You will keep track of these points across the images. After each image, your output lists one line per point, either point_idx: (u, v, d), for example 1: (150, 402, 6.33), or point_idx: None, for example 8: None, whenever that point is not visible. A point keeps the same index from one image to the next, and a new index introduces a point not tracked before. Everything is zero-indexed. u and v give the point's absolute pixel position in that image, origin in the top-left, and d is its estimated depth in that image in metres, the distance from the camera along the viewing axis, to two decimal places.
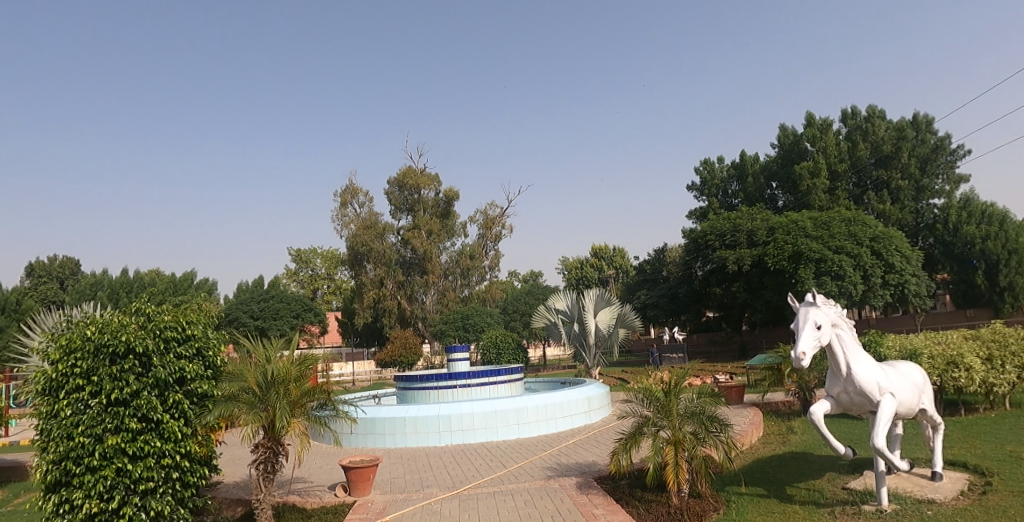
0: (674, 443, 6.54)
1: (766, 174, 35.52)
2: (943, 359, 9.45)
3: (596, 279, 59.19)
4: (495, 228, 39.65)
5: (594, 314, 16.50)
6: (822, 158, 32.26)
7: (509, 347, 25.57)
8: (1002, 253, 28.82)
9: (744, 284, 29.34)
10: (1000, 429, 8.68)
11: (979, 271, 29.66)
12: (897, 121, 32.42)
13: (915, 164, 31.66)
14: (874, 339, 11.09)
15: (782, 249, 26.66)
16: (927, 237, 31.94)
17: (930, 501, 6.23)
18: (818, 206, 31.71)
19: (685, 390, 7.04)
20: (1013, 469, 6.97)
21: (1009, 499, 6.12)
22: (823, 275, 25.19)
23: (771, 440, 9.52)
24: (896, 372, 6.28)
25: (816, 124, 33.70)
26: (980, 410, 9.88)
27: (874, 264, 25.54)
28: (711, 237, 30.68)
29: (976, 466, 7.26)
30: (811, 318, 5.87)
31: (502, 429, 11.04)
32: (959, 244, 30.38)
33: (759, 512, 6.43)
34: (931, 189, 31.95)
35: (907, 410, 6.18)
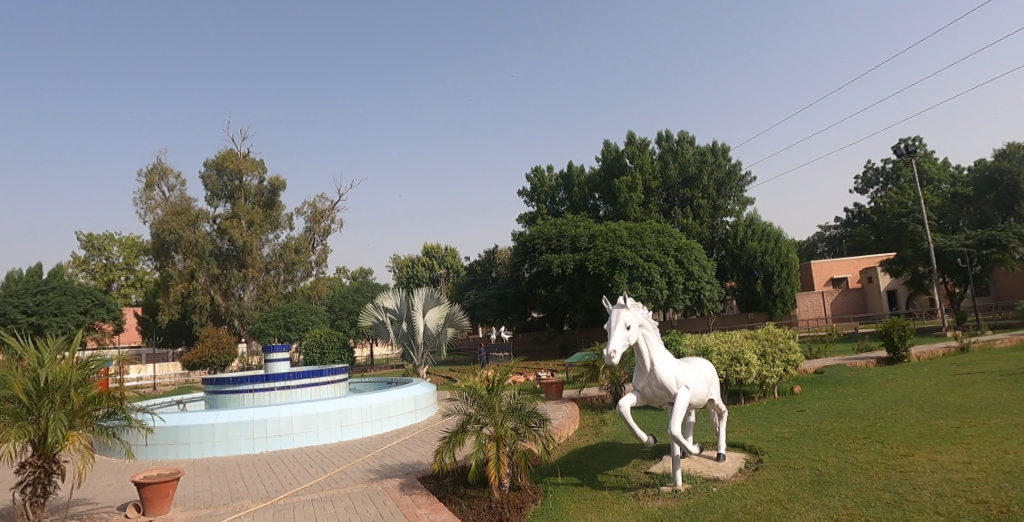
0: (496, 440, 6.72)
1: (590, 185, 38.30)
2: (728, 355, 10.89)
3: (426, 278, 59.34)
4: (324, 222, 37.96)
5: (422, 313, 16.42)
6: (639, 174, 35.55)
7: (334, 346, 24.53)
8: (776, 266, 33.97)
9: (567, 286, 30.90)
10: (769, 415, 10.16)
11: (759, 279, 34.62)
12: (700, 147, 36.67)
13: (713, 185, 36.03)
14: (675, 338, 12.36)
15: (601, 255, 28.93)
16: (719, 250, 36.40)
17: (716, 479, 7.11)
18: (633, 217, 34.86)
19: (508, 387, 7.30)
20: (779, 447, 8.20)
21: (775, 473, 7.17)
22: (635, 280, 27.73)
23: (585, 432, 10.22)
24: (691, 367, 7.06)
25: (635, 143, 36.95)
26: (756, 398, 11.49)
27: (677, 272, 28.59)
28: (538, 240, 32.28)
29: (751, 446, 8.44)
30: (622, 318, 6.39)
31: (324, 432, 10.56)
32: (744, 257, 35.04)
33: (573, 500, 6.84)
34: (724, 208, 36.62)
35: (699, 400, 6.97)
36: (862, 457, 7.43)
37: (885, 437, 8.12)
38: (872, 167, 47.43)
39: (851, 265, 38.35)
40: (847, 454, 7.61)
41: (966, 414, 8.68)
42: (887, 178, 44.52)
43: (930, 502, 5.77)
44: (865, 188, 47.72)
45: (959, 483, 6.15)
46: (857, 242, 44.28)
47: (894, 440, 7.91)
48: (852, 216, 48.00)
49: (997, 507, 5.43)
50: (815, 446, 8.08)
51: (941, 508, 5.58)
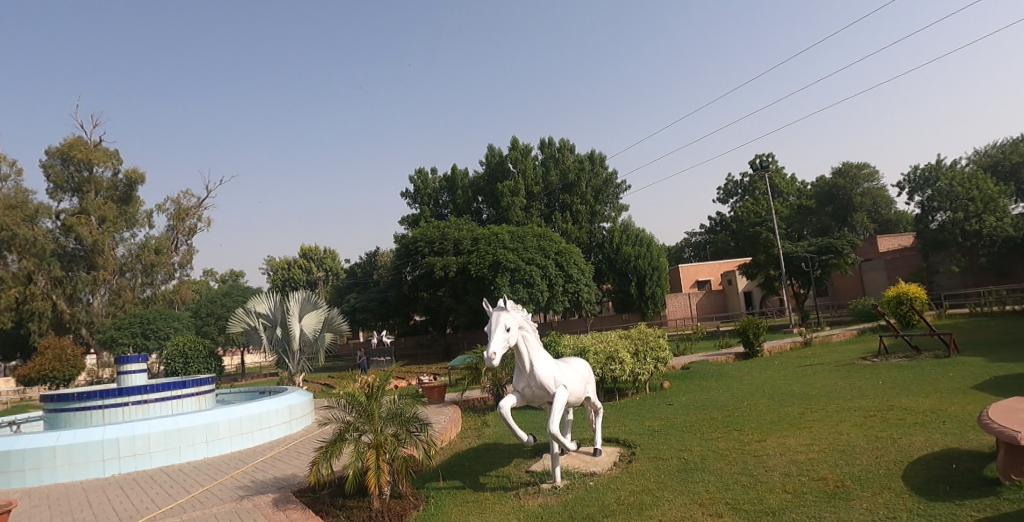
0: (376, 447, 6.57)
1: (473, 189, 38.61)
2: (603, 355, 11.43)
3: (303, 282, 56.79)
4: (189, 220, 35.14)
5: (299, 318, 15.67)
6: (521, 180, 36.39)
7: (199, 355, 22.75)
8: (648, 270, 36.07)
9: (449, 289, 30.89)
10: (641, 409, 10.78)
11: (632, 282, 36.54)
12: (579, 154, 38.23)
13: (590, 192, 37.68)
14: (554, 339, 12.77)
15: (483, 258, 29.23)
16: (596, 254, 38.10)
17: (593, 473, 7.43)
18: (515, 221, 35.59)
19: (387, 393, 7.19)
20: (649, 440, 8.74)
21: (646, 464, 7.63)
22: (516, 282, 28.32)
23: (467, 435, 10.29)
24: (568, 367, 7.33)
25: (518, 148, 37.79)
26: (629, 394, 12.16)
27: (557, 275, 29.56)
28: (421, 243, 32.01)
29: (625, 440, 8.92)
30: (502, 321, 6.52)
31: (187, 449, 9.77)
32: (619, 260, 36.90)
33: (455, 503, 6.85)
34: (602, 214, 38.38)
35: (576, 399, 7.24)
36: (721, 444, 8.09)
37: (741, 425, 8.92)
38: (732, 179, 51.86)
39: (713, 268, 41.68)
40: (710, 442, 8.27)
41: (808, 401, 9.76)
42: (744, 190, 48.85)
43: (779, 481, 6.40)
44: (725, 198, 52.06)
45: (803, 463, 6.89)
46: (719, 248, 48.20)
47: (749, 428, 8.71)
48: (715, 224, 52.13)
49: (833, 482, 6.15)
50: (682, 437, 8.69)
51: (789, 486, 6.23)
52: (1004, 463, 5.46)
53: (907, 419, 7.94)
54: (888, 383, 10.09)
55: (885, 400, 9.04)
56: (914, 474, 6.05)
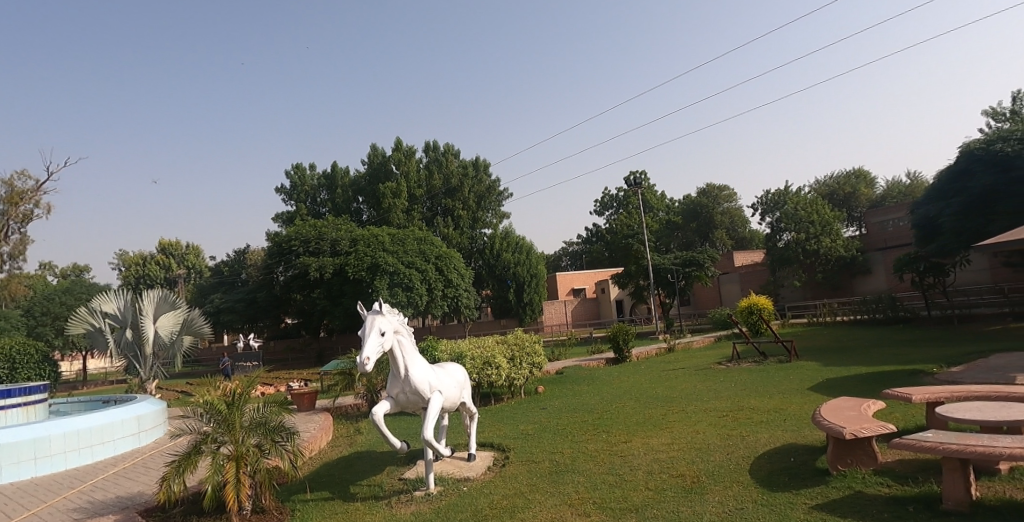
0: (236, 459, 6.12)
1: (354, 188, 37.46)
2: (481, 360, 11.50)
3: (161, 279, 51.98)
4: (24, 206, 30.83)
5: (153, 319, 14.28)
6: (404, 182, 35.92)
7: (29, 360, 20.02)
8: (527, 276, 36.90)
9: (324, 291, 29.67)
10: (517, 414, 10.96)
11: (511, 288, 37.14)
12: (463, 160, 38.43)
13: (473, 198, 38.00)
14: (432, 344, 12.64)
15: (361, 260, 28.44)
16: (477, 259, 38.40)
17: (466, 478, 7.43)
18: (396, 223, 35.01)
19: (251, 401, 6.72)
20: (523, 444, 8.89)
21: (519, 468, 7.75)
22: (395, 286, 27.82)
23: (338, 443, 9.89)
24: (445, 372, 7.28)
25: (402, 150, 37.24)
26: (505, 399, 12.31)
27: (437, 279, 29.39)
28: (295, 242, 30.44)
29: (500, 444, 9.01)
30: (377, 325, 6.34)
31: (9, 468, 8.52)
32: (499, 267, 37.39)
33: (322, 515, 6.54)
34: (483, 220, 38.78)
35: (451, 404, 7.20)
36: (591, 446, 8.43)
37: (609, 427, 9.34)
38: (608, 193, 54.49)
39: (588, 277, 43.50)
40: (580, 444, 8.56)
41: (670, 403, 10.44)
42: (619, 204, 51.49)
43: (642, 479, 6.78)
44: (602, 211, 54.62)
45: (664, 461, 7.33)
46: (595, 258, 50.46)
47: (616, 429, 9.14)
48: (591, 235, 54.43)
49: (690, 478, 6.60)
50: (554, 440, 8.93)
51: (651, 483, 6.61)
52: (832, 455, 6.14)
53: (753, 418, 8.73)
54: (738, 386, 11.04)
55: (736, 401, 9.88)
56: (759, 468, 6.64)
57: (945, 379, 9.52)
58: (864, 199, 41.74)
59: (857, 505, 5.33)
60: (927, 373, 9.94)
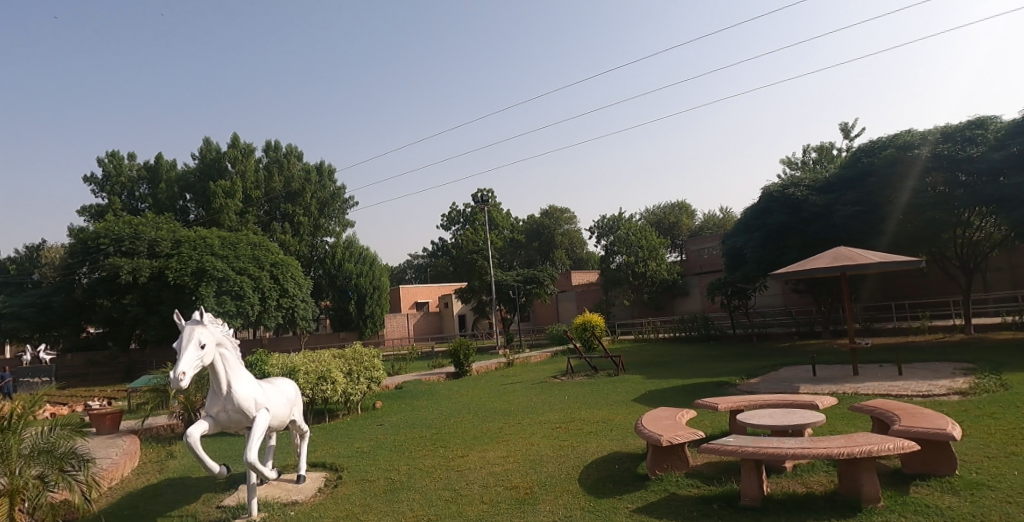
0: (10, 494, 5.16)
1: (180, 184, 34.03)
2: (315, 374, 10.96)
3: None
4: None
5: None
6: (239, 181, 33.38)
7: None
8: (369, 288, 35.96)
9: (138, 297, 26.53)
10: (352, 431, 10.54)
11: (352, 300, 35.95)
12: (306, 164, 36.64)
13: (315, 204, 36.34)
14: (261, 358, 11.77)
15: (185, 264, 25.90)
16: (317, 268, 36.68)
17: (294, 502, 6.97)
18: (227, 226, 32.34)
19: (33, 423, 5.74)
20: (358, 462, 8.56)
21: (353, 487, 7.44)
22: (223, 293, 25.65)
23: (145, 470, 8.80)
24: (273, 388, 6.78)
25: (239, 147, 34.59)
26: (340, 416, 11.78)
27: (271, 287, 27.53)
28: (105, 240, 26.87)
29: (332, 464, 8.57)
30: (196, 337, 5.75)
31: None
32: (340, 277, 36.00)
33: None
34: (325, 228, 37.22)
35: (280, 422, 6.72)
36: (427, 461, 8.34)
37: (447, 442, 9.31)
38: (456, 208, 54.99)
39: (431, 291, 43.77)
40: (417, 460, 8.44)
41: (506, 416, 10.69)
42: (466, 220, 52.12)
43: (477, 493, 6.82)
44: (449, 225, 54.95)
45: (499, 474, 7.45)
46: (439, 272, 50.88)
47: (454, 444, 9.13)
48: (436, 249, 54.28)
49: (523, 490, 6.77)
50: (390, 457, 8.69)
51: (485, 496, 6.68)
52: (651, 460, 6.65)
53: (583, 429, 9.21)
54: (570, 398, 11.62)
55: (568, 413, 10.37)
56: (587, 476, 7.00)
57: (745, 389, 10.79)
58: (685, 229, 46.49)
59: (671, 507, 5.81)
60: (731, 384, 11.20)
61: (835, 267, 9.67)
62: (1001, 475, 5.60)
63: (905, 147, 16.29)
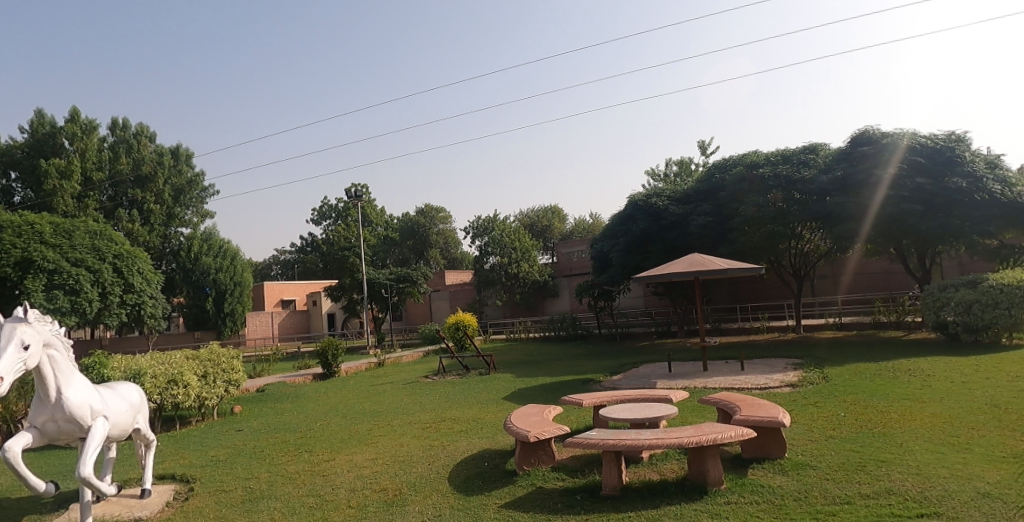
0: None
1: (3, 160, 29.73)
2: (164, 378, 10.02)
3: None
4: None
5: None
6: (78, 161, 29.80)
7: None
8: (229, 284, 33.57)
9: None
10: (207, 438, 9.81)
11: (209, 296, 33.35)
12: (158, 146, 33.27)
13: (169, 191, 33.31)
14: (99, 360, 10.60)
15: (7, 253, 22.80)
16: (169, 262, 33.72)
17: (137, 519, 6.36)
18: (62, 211, 28.79)
19: None
20: (213, 472, 7.98)
21: (207, 499, 6.93)
22: (54, 288, 22.84)
23: None
24: (113, 393, 6.13)
25: (78, 122, 30.68)
26: (193, 422, 10.90)
27: (114, 282, 24.88)
28: None
29: (183, 475, 7.92)
30: (17, 336, 5.05)
31: None
32: (196, 272, 33.31)
33: None
34: (181, 218, 34.25)
35: (120, 431, 6.11)
36: (291, 468, 7.96)
37: (313, 447, 8.95)
38: (327, 203, 52.88)
39: (299, 289, 41.84)
40: (279, 467, 8.03)
41: (376, 417, 10.49)
42: (338, 215, 50.27)
43: (344, 498, 6.64)
44: (319, 220, 52.72)
45: (367, 477, 7.30)
46: (309, 268, 49.19)
47: (320, 449, 8.80)
48: (305, 244, 51.74)
49: (392, 492, 6.68)
50: (249, 465, 8.20)
51: (353, 501, 6.51)
52: (519, 456, 6.85)
53: (454, 428, 9.28)
54: (442, 398, 11.64)
55: (440, 412, 10.39)
56: (457, 475, 7.06)
57: (608, 385, 11.44)
58: (557, 232, 48.30)
59: (537, 500, 6.02)
60: (596, 381, 11.81)
61: (690, 272, 10.52)
62: (821, 455, 6.41)
63: (752, 166, 18.19)
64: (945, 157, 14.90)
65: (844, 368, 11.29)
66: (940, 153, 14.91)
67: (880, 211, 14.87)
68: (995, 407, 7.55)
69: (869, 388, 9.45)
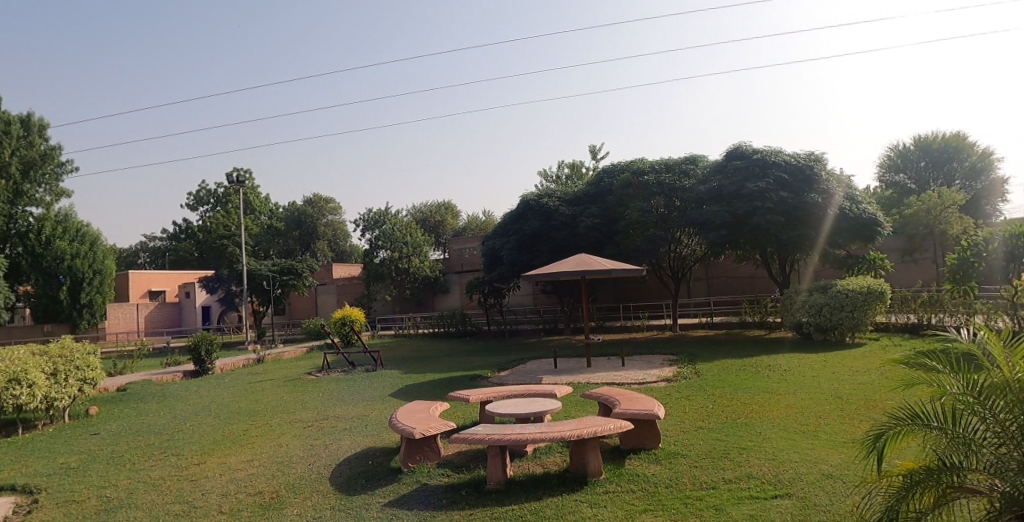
0: None
1: None
2: (3, 377, 8.83)
3: None
4: None
5: None
6: None
7: None
8: (87, 272, 30.13)
9: None
10: (55, 443, 8.79)
11: (63, 286, 29.84)
12: (4, 112, 29.25)
13: (16, 165, 29.66)
14: None
15: None
16: (15, 245, 29.94)
17: None
18: None
19: None
20: (62, 480, 7.16)
21: (53, 511, 6.21)
22: None
23: None
24: None
25: None
26: (39, 426, 9.71)
27: None
28: None
29: (25, 485, 7.04)
30: None
31: None
32: (47, 258, 29.80)
33: None
34: (30, 196, 30.48)
35: None
36: (155, 473, 7.33)
37: (180, 449, 8.29)
38: (204, 187, 49.24)
39: (169, 279, 38.67)
40: (140, 473, 7.36)
41: (253, 417, 9.91)
42: (216, 201, 46.96)
43: (215, 503, 6.21)
44: (194, 206, 48.99)
45: (242, 480, 6.89)
46: (181, 257, 45.67)
47: (189, 451, 8.17)
48: (177, 231, 47.86)
49: (269, 495, 6.34)
50: (105, 472, 7.44)
51: (225, 506, 6.11)
52: (404, 454, 6.74)
53: (337, 426, 8.99)
54: (325, 395, 11.23)
55: (322, 410, 10.01)
56: (339, 475, 6.83)
57: (495, 381, 11.59)
58: (449, 228, 48.22)
59: (422, 497, 5.96)
60: (484, 377, 11.90)
61: (576, 271, 10.87)
62: (690, 444, 6.87)
63: (638, 172, 19.13)
64: (805, 174, 16.36)
65: (713, 364, 12.19)
66: (802, 171, 16.36)
67: (749, 220, 16.15)
68: (837, 399, 8.47)
69: (735, 382, 10.26)
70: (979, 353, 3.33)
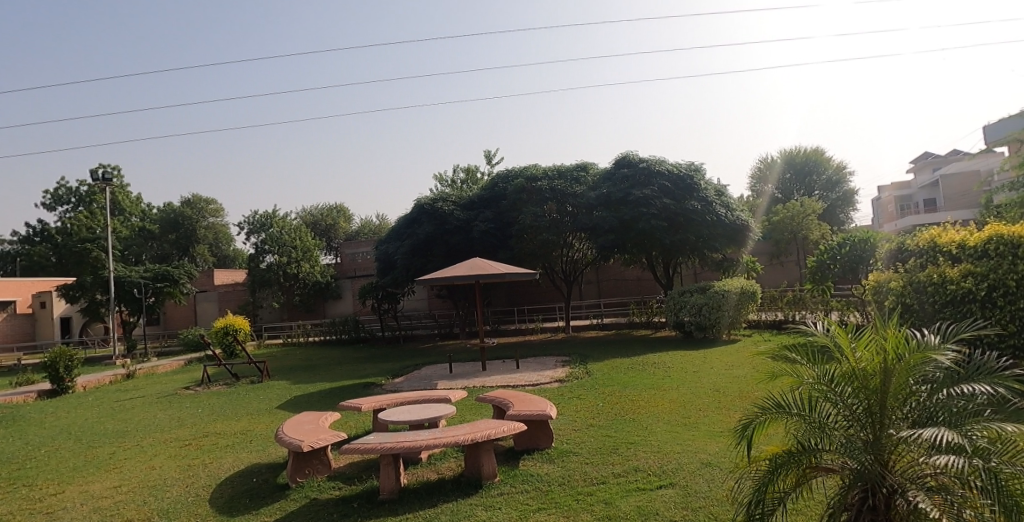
0: None
1: None
2: None
3: None
4: None
5: None
6: None
7: None
8: None
9: None
10: None
11: None
12: None
13: None
14: None
15: None
16: None
17: None
18: None
19: None
20: None
21: None
22: None
23: None
24: None
25: None
26: None
27: None
28: None
29: None
30: None
31: None
32: None
33: None
34: None
35: None
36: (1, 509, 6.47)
37: (32, 480, 7.38)
38: (64, 185, 44.30)
39: (21, 287, 34.39)
40: None
41: (121, 438, 9.04)
42: (77, 200, 42.42)
43: None
44: (51, 205, 43.99)
45: (106, 509, 6.24)
46: (35, 263, 40.85)
47: (42, 481, 7.30)
48: (29, 233, 42.66)
49: None
50: None
51: None
52: (292, 469, 6.42)
53: (216, 443, 8.40)
54: (206, 410, 10.49)
55: (201, 427, 9.32)
56: (220, 495, 6.38)
57: (389, 388, 11.35)
58: (342, 232, 46.77)
59: (312, 512, 5.71)
60: (377, 385, 11.61)
61: (471, 275, 10.85)
62: (581, 442, 7.09)
63: (531, 178, 19.51)
64: (686, 183, 17.46)
65: (603, 364, 12.66)
66: (683, 179, 17.46)
67: (634, 226, 16.99)
68: (714, 392, 9.08)
69: (622, 380, 10.68)
70: (833, 346, 3.65)
